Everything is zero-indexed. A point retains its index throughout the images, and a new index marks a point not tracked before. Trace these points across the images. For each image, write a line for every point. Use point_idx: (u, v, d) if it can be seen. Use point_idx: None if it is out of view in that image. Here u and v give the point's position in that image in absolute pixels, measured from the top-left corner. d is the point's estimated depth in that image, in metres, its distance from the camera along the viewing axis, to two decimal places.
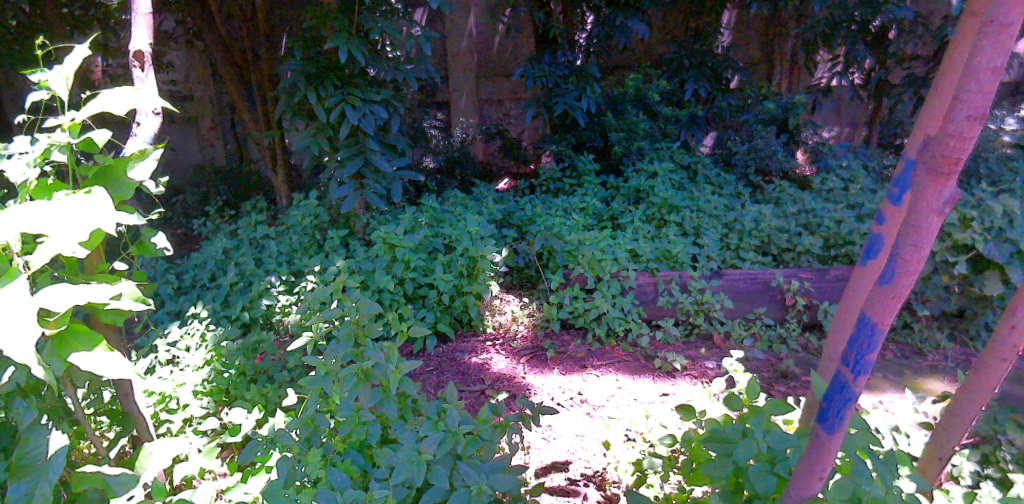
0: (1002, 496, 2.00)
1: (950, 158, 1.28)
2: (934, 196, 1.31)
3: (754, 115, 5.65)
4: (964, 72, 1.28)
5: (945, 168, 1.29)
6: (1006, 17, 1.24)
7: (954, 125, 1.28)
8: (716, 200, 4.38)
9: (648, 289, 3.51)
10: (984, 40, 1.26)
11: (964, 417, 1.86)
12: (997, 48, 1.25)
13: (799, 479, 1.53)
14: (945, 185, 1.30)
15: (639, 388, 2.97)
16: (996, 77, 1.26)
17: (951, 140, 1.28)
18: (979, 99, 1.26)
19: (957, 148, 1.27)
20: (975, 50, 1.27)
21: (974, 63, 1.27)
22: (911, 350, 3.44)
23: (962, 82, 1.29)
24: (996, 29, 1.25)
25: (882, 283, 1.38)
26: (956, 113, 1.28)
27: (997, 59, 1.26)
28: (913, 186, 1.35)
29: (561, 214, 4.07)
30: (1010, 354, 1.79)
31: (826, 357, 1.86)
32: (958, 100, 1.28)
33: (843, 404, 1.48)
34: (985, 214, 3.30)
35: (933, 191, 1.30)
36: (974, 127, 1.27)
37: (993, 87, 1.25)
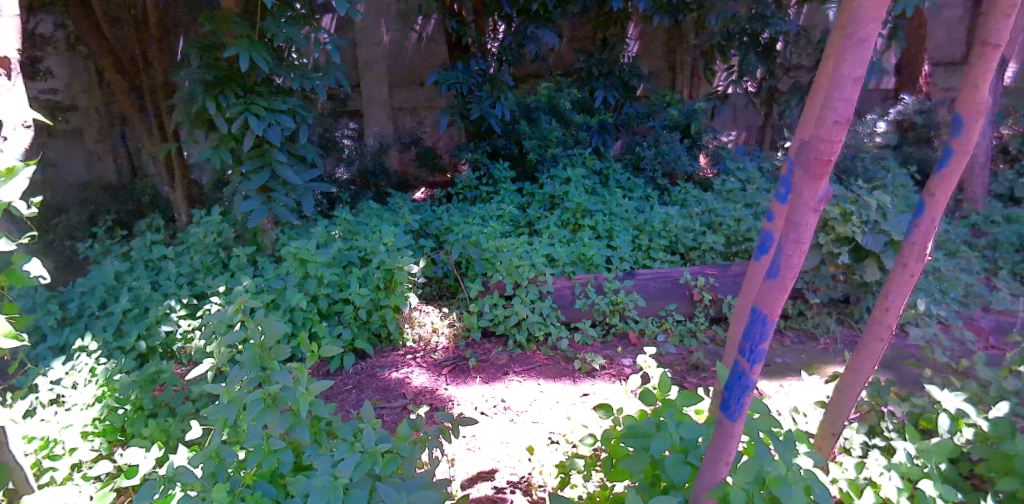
0: (889, 462, 2.19)
1: (823, 159, 1.39)
2: (811, 195, 1.42)
3: (660, 121, 5.87)
4: (830, 83, 1.39)
5: (819, 169, 1.40)
6: (864, 32, 1.35)
7: (824, 130, 1.39)
8: (626, 204, 4.54)
9: (565, 292, 3.57)
10: (847, 53, 1.38)
11: (851, 395, 2.05)
12: (857, 59, 1.37)
13: (707, 466, 1.61)
14: (819, 184, 1.41)
15: (560, 390, 3.02)
16: (857, 87, 1.39)
17: (822, 144, 1.39)
18: (844, 106, 1.38)
19: (828, 151, 1.39)
20: (839, 61, 1.39)
21: (839, 74, 1.38)
22: (804, 335, 3.72)
23: (829, 90, 1.41)
24: (856, 43, 1.36)
25: (770, 277, 1.48)
26: (825, 119, 1.40)
27: (858, 69, 1.37)
28: (792, 186, 1.46)
29: (477, 222, 4.08)
30: (884, 333, 2.00)
31: (728, 347, 1.97)
32: (826, 107, 1.40)
33: (742, 392, 1.56)
34: (862, 208, 3.57)
35: (811, 190, 1.41)
36: (841, 131, 1.39)
37: (856, 96, 1.38)
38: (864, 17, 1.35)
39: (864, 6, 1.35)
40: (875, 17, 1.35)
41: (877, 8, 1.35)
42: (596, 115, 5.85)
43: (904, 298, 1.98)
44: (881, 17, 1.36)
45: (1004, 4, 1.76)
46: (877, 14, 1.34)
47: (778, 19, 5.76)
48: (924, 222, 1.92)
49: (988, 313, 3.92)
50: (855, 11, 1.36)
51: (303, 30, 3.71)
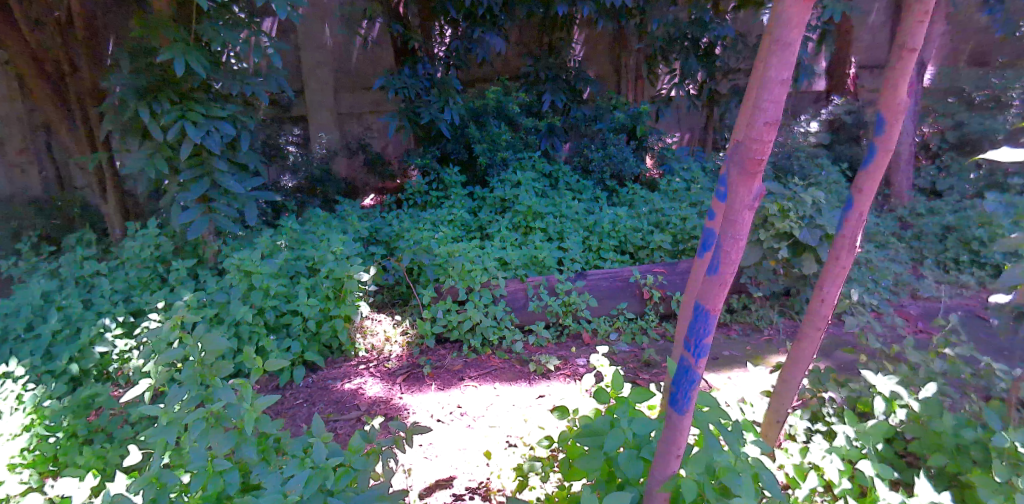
0: (832, 445, 2.27)
1: (756, 159, 1.44)
2: (745, 194, 1.47)
3: (606, 123, 5.96)
4: (759, 86, 1.45)
5: (753, 167, 1.45)
6: (789, 37, 1.41)
7: (755, 130, 1.44)
8: (576, 205, 4.60)
9: (518, 295, 3.58)
10: (773, 56, 1.43)
11: (792, 384, 2.15)
12: (783, 63, 1.42)
13: (660, 461, 1.64)
14: (753, 183, 1.46)
15: (516, 393, 3.02)
16: (784, 89, 1.45)
17: (754, 144, 1.44)
18: (773, 108, 1.43)
19: (760, 151, 1.44)
20: (767, 64, 1.44)
21: (767, 76, 1.44)
22: (749, 327, 3.84)
23: (759, 92, 1.46)
24: (782, 47, 1.42)
25: (711, 273, 1.52)
26: (757, 120, 1.45)
27: (784, 72, 1.43)
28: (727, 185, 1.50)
29: (428, 228, 4.04)
30: (820, 323, 2.10)
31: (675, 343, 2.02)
32: (756, 108, 1.45)
33: (689, 386, 1.59)
34: (798, 204, 3.71)
35: (745, 188, 1.46)
36: (771, 132, 1.44)
37: (784, 98, 1.43)
38: (788, 23, 1.41)
39: (788, 12, 1.40)
40: (799, 22, 1.40)
41: (800, 13, 1.40)
42: (545, 119, 5.90)
43: (838, 289, 2.07)
44: (804, 22, 1.41)
45: (919, 10, 1.86)
46: (800, 20, 1.40)
47: (717, 24, 5.94)
48: (853, 216, 2.01)
49: (915, 300, 4.15)
50: (780, 17, 1.42)
51: (243, 34, 3.61)
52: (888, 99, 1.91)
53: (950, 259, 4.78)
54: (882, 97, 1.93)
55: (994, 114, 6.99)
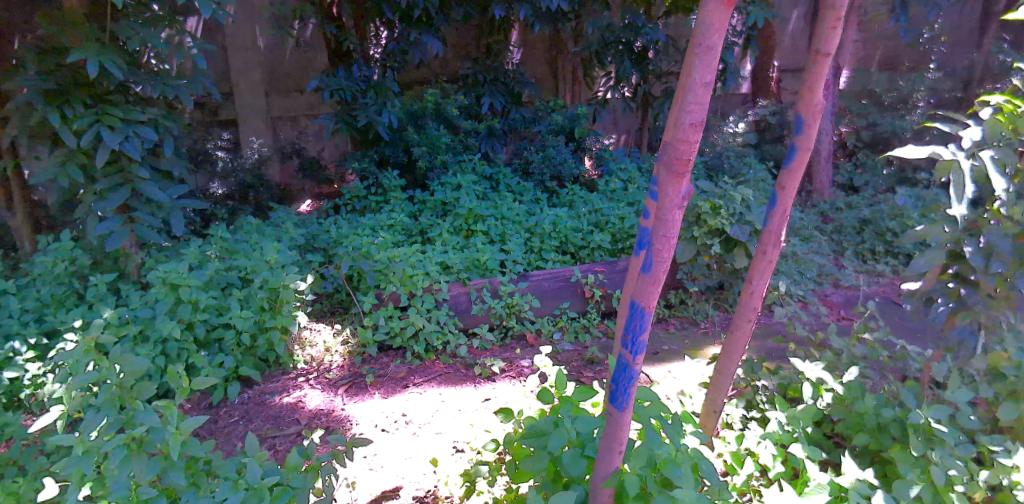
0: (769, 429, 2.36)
1: (683, 159, 1.48)
2: (674, 193, 1.50)
3: (545, 126, 6.01)
4: (684, 88, 1.48)
5: (680, 167, 1.49)
6: (711, 41, 1.45)
7: (682, 131, 1.48)
8: (516, 207, 4.61)
9: (461, 299, 3.56)
10: (696, 59, 1.47)
11: (728, 374, 2.24)
12: (706, 66, 1.46)
13: (603, 457, 1.66)
14: (681, 182, 1.50)
15: (461, 397, 2.99)
16: (708, 91, 1.49)
17: (681, 145, 1.48)
18: (698, 109, 1.47)
19: (687, 151, 1.47)
20: (690, 67, 1.48)
21: (691, 79, 1.47)
22: (687, 321, 3.95)
23: (684, 95, 1.50)
24: (705, 51, 1.46)
25: (645, 271, 1.56)
26: (683, 121, 1.48)
27: (707, 75, 1.47)
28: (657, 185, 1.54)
29: (367, 233, 3.96)
30: (751, 315, 2.19)
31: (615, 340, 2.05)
32: (682, 110, 1.48)
33: (628, 383, 1.62)
34: (728, 201, 3.91)
35: (674, 188, 1.50)
36: (697, 133, 1.48)
37: (707, 100, 1.47)
38: (709, 28, 1.45)
39: (709, 16, 1.44)
40: (720, 27, 1.44)
41: (721, 18, 1.44)
42: (484, 121, 5.89)
43: (767, 282, 2.16)
44: (725, 27, 1.46)
45: (832, 16, 1.96)
46: (721, 24, 1.44)
47: (649, 28, 6.10)
48: (778, 212, 2.09)
49: (837, 289, 4.40)
50: (701, 21, 1.45)
51: (164, 33, 3.45)
52: (806, 100, 2.00)
53: (868, 250, 5.06)
54: (801, 98, 2.02)
55: (902, 114, 7.49)
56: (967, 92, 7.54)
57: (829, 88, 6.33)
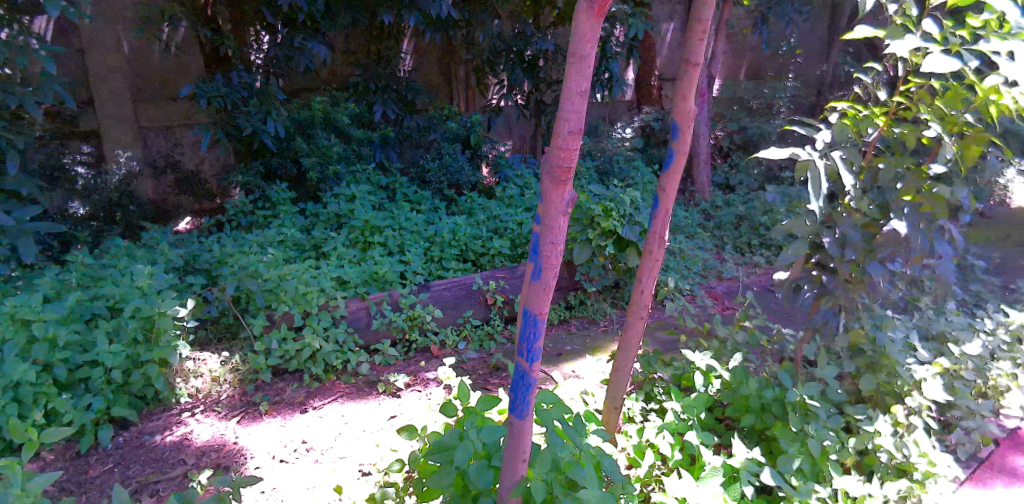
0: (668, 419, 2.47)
1: (564, 167, 1.52)
2: (558, 200, 1.54)
3: (440, 133, 5.95)
4: (562, 97, 1.50)
5: (562, 175, 1.52)
6: (584, 50, 1.48)
7: (561, 140, 1.51)
8: (414, 217, 4.55)
9: (359, 315, 3.44)
10: (572, 68, 1.49)
11: (624, 371, 2.34)
12: (582, 75, 1.49)
13: (508, 466, 1.67)
14: (564, 190, 1.53)
15: (365, 417, 2.89)
16: (584, 99, 1.51)
17: (561, 152, 1.51)
18: (575, 118, 1.50)
19: (567, 159, 1.51)
20: (567, 76, 1.50)
21: (567, 88, 1.49)
22: (587, 321, 4.06)
23: (562, 103, 1.52)
24: (579, 60, 1.48)
25: (535, 278, 1.59)
26: (561, 129, 1.51)
27: (583, 84, 1.50)
28: (542, 194, 1.57)
29: (256, 251, 3.75)
30: (643, 313, 2.29)
31: None
32: (560, 118, 1.51)
33: (526, 391, 1.64)
34: (619, 204, 4.08)
35: (557, 195, 1.53)
36: (575, 140, 1.51)
37: (584, 108, 1.50)
38: (582, 38, 1.47)
39: (581, 26, 1.47)
40: (592, 37, 1.48)
41: (593, 29, 1.48)
42: (378, 130, 5.76)
43: (655, 281, 2.27)
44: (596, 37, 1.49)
45: (699, 29, 2.09)
46: (592, 35, 1.47)
47: (538, 38, 6.24)
48: (660, 214, 2.20)
49: (720, 281, 4.70)
50: (574, 31, 1.48)
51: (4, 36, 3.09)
52: (680, 106, 2.11)
53: (745, 244, 5.44)
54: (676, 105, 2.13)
55: (767, 118, 8.15)
56: (821, 98, 8.33)
57: (703, 95, 6.78)
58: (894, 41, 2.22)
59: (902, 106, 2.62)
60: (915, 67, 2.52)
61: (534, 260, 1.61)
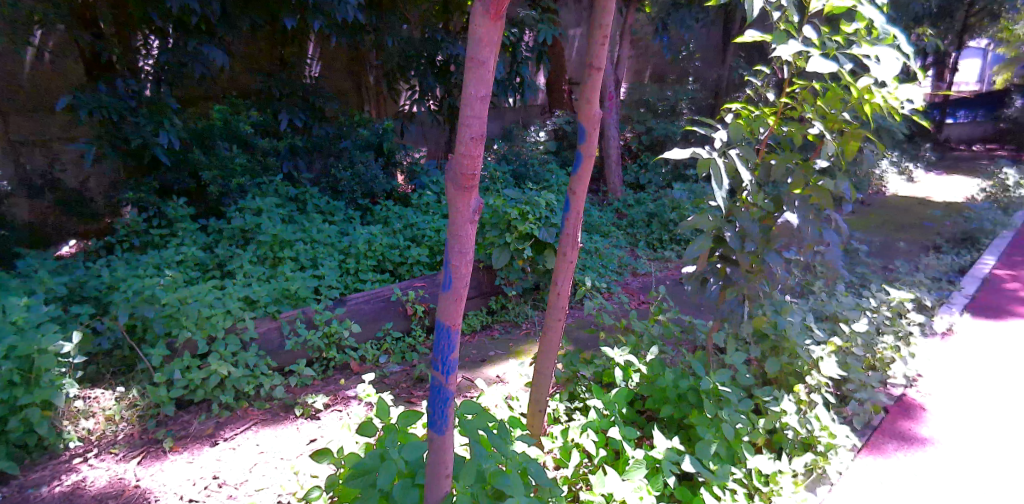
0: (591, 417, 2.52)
1: (468, 174, 1.51)
2: (464, 208, 1.54)
3: (351, 141, 5.76)
4: (462, 102, 1.49)
5: (466, 182, 1.51)
6: (481, 56, 1.47)
7: (463, 146, 1.50)
8: (327, 229, 4.40)
9: (272, 335, 3.28)
10: (470, 74, 1.48)
11: (546, 373, 2.37)
12: (479, 80, 1.48)
13: (431, 483, 1.65)
14: (470, 197, 1.53)
15: (283, 444, 2.76)
16: (484, 104, 1.51)
17: (464, 159, 1.50)
18: (477, 123, 1.49)
19: (471, 166, 1.50)
20: (466, 82, 1.49)
21: (466, 93, 1.48)
22: (510, 325, 4.08)
23: (462, 108, 1.51)
24: (476, 65, 1.47)
25: (445, 289, 1.59)
26: (463, 135, 1.50)
27: (482, 89, 1.49)
28: (448, 202, 1.56)
29: (152, 274, 3.49)
30: (561, 314, 2.32)
31: None
32: (461, 124, 1.50)
33: (444, 404, 1.63)
34: (534, 207, 4.16)
35: (463, 202, 1.52)
36: (478, 146, 1.51)
37: (485, 114, 1.50)
38: (479, 43, 1.47)
39: (477, 30, 1.46)
40: (489, 42, 1.47)
41: (489, 33, 1.47)
42: (284, 139, 5.49)
43: (570, 281, 2.31)
44: (493, 42, 1.49)
45: (601, 34, 2.14)
46: (489, 39, 1.47)
47: (448, 43, 6.20)
48: (572, 216, 2.23)
49: (636, 277, 4.86)
50: (471, 35, 1.47)
51: None
52: (584, 111, 2.16)
53: (657, 240, 5.65)
54: (581, 109, 2.18)
55: (671, 119, 8.51)
56: (718, 99, 8.81)
57: (611, 98, 6.99)
58: (780, 45, 2.33)
59: (788, 106, 2.80)
60: (799, 69, 2.70)
61: (444, 270, 1.60)
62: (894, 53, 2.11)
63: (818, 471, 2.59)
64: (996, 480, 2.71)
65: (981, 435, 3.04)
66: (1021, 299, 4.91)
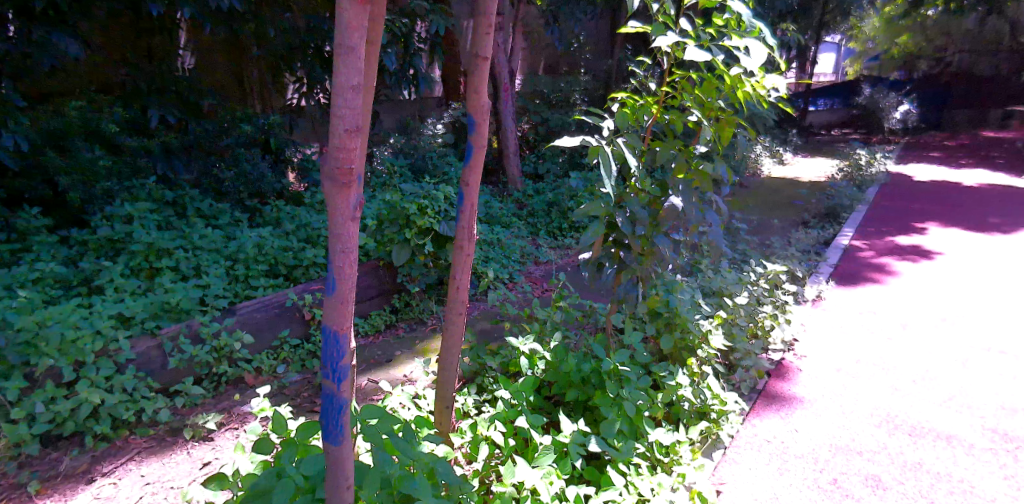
0: (499, 408, 2.53)
1: (344, 169, 1.44)
2: (344, 205, 1.47)
3: (234, 138, 5.31)
4: (332, 91, 1.40)
5: (344, 178, 1.45)
6: (351, 41, 1.38)
7: (337, 139, 1.42)
8: (211, 234, 4.11)
9: (152, 354, 3.03)
10: (341, 61, 1.39)
11: (450, 368, 2.35)
12: (351, 68, 1.40)
13: (332, 496, 1.60)
14: (349, 193, 1.47)
15: (172, 473, 2.57)
16: (358, 93, 1.42)
17: (339, 153, 1.43)
18: (350, 115, 1.41)
19: (347, 160, 1.43)
20: (335, 70, 1.40)
21: (337, 82, 1.39)
22: (415, 322, 4.02)
23: (334, 98, 1.42)
24: (346, 51, 1.38)
25: (329, 293, 1.53)
26: (337, 128, 1.42)
27: (354, 77, 1.40)
28: (326, 199, 1.49)
29: (3, 297, 3.10)
30: (461, 308, 2.30)
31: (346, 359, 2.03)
32: (333, 116, 1.41)
33: (339, 413, 1.58)
34: (432, 201, 4.12)
35: (342, 199, 1.46)
36: (354, 139, 1.43)
37: (359, 104, 1.42)
38: (347, 27, 1.37)
39: (345, 14, 1.37)
40: (358, 26, 1.38)
41: (358, 16, 1.38)
42: (156, 137, 5.03)
43: (468, 274, 2.29)
44: (363, 26, 1.40)
45: (485, 22, 2.10)
46: (359, 24, 1.38)
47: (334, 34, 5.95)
48: (466, 208, 2.20)
49: (538, 266, 4.94)
50: (339, 19, 1.37)
51: None
52: (472, 101, 2.13)
53: (557, 228, 5.77)
54: (469, 99, 2.14)
55: (566, 109, 8.69)
56: (608, 90, 9.12)
57: (506, 89, 7.03)
58: (659, 36, 2.41)
59: (669, 95, 2.92)
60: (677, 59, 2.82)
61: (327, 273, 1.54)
62: (761, 44, 2.24)
63: (713, 437, 2.77)
64: (864, 429, 3.00)
65: (850, 389, 3.36)
66: (875, 265, 5.49)
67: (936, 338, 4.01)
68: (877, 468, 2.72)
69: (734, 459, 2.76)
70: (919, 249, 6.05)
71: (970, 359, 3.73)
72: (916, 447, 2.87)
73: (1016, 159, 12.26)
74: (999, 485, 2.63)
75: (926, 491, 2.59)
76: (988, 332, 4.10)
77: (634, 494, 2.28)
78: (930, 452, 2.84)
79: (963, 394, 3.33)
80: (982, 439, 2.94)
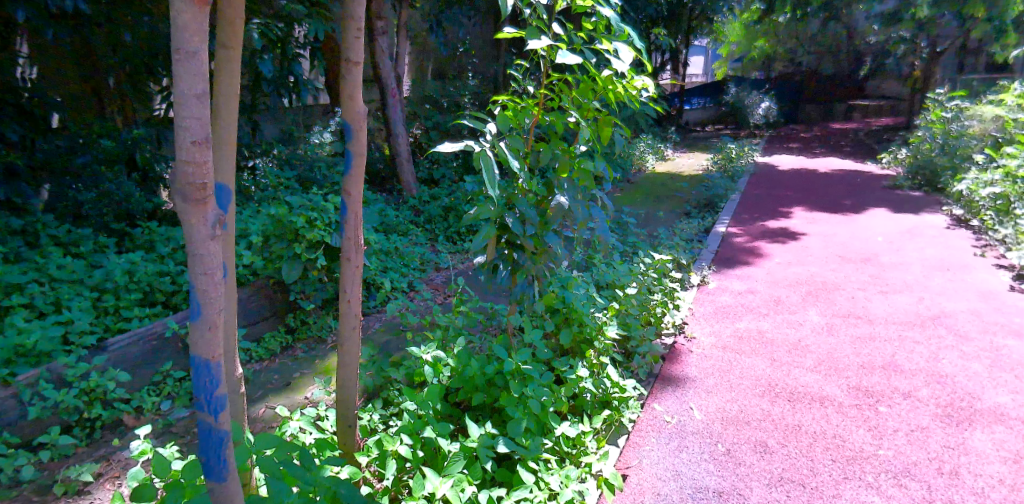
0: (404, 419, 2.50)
1: (197, 184, 1.36)
2: (200, 223, 1.39)
3: (92, 155, 4.82)
4: (173, 101, 1.32)
5: (197, 194, 1.37)
6: (190, 45, 1.30)
7: (185, 152, 1.34)
8: (70, 264, 3.72)
9: (7, 406, 2.72)
10: (180, 68, 1.30)
11: (349, 385, 2.28)
12: (192, 75, 1.31)
13: None
14: (205, 210, 1.39)
15: None
16: (202, 102, 1.35)
17: (189, 167, 1.35)
18: (197, 126, 1.34)
19: (198, 174, 1.36)
20: (175, 77, 1.31)
21: (178, 91, 1.31)
22: (314, 341, 3.87)
23: (177, 108, 1.33)
24: (186, 57, 1.30)
25: (194, 319, 1.44)
26: (182, 140, 1.34)
27: (196, 85, 1.33)
28: (178, 218, 1.39)
29: None
30: (355, 323, 2.24)
31: (232, 386, 1.93)
32: (178, 127, 1.33)
33: (219, 446, 1.52)
34: (321, 213, 3.97)
35: (198, 216, 1.38)
36: (203, 151, 1.36)
37: (204, 113, 1.34)
38: (184, 31, 1.29)
39: (180, 16, 1.28)
40: (196, 30, 1.30)
41: (196, 20, 1.30)
42: None
43: (359, 287, 2.23)
44: (203, 30, 1.32)
45: (354, 26, 2.03)
46: (197, 27, 1.30)
47: None
48: (350, 218, 2.14)
49: (438, 272, 4.91)
50: (173, 21, 1.28)
51: None
52: (348, 108, 2.06)
53: (455, 233, 5.76)
54: (344, 106, 2.07)
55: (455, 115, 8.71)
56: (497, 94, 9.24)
57: (393, 95, 6.91)
58: (532, 38, 2.46)
59: (548, 97, 2.99)
60: (553, 62, 2.89)
61: (190, 297, 1.44)
62: (627, 48, 2.34)
63: (616, 424, 2.88)
64: (750, 400, 3.23)
65: (736, 365, 3.61)
66: (749, 248, 5.95)
67: (804, 310, 4.40)
68: (764, 435, 2.93)
69: (637, 443, 2.87)
70: (787, 231, 6.61)
71: (833, 326, 4.13)
72: (795, 412, 3.12)
73: (861, 146, 13.75)
74: (866, 436, 2.92)
75: (806, 450, 2.82)
76: (847, 301, 4.55)
77: (545, 489, 2.33)
78: (807, 414, 3.10)
79: (831, 359, 3.67)
80: (848, 397, 3.26)
